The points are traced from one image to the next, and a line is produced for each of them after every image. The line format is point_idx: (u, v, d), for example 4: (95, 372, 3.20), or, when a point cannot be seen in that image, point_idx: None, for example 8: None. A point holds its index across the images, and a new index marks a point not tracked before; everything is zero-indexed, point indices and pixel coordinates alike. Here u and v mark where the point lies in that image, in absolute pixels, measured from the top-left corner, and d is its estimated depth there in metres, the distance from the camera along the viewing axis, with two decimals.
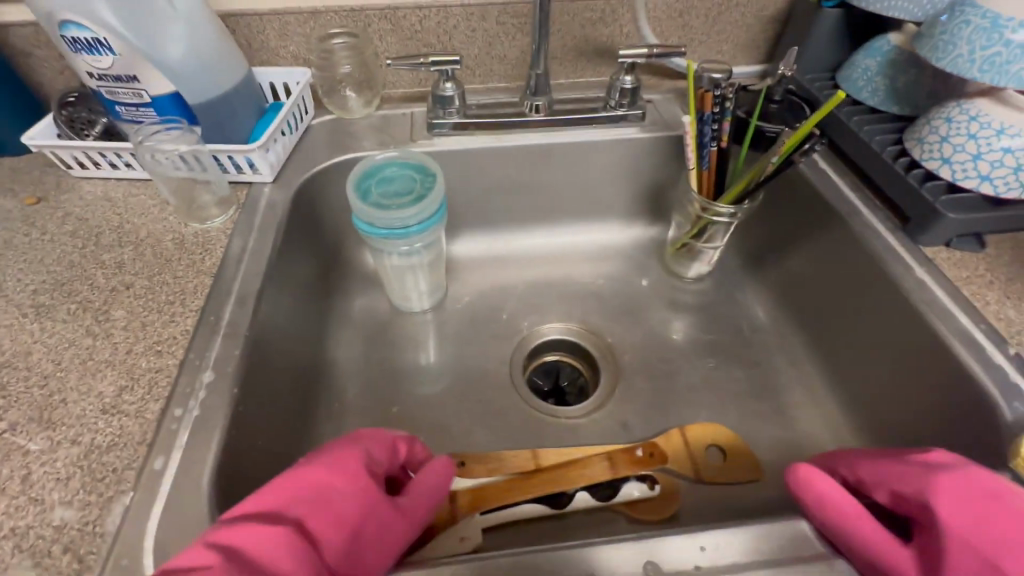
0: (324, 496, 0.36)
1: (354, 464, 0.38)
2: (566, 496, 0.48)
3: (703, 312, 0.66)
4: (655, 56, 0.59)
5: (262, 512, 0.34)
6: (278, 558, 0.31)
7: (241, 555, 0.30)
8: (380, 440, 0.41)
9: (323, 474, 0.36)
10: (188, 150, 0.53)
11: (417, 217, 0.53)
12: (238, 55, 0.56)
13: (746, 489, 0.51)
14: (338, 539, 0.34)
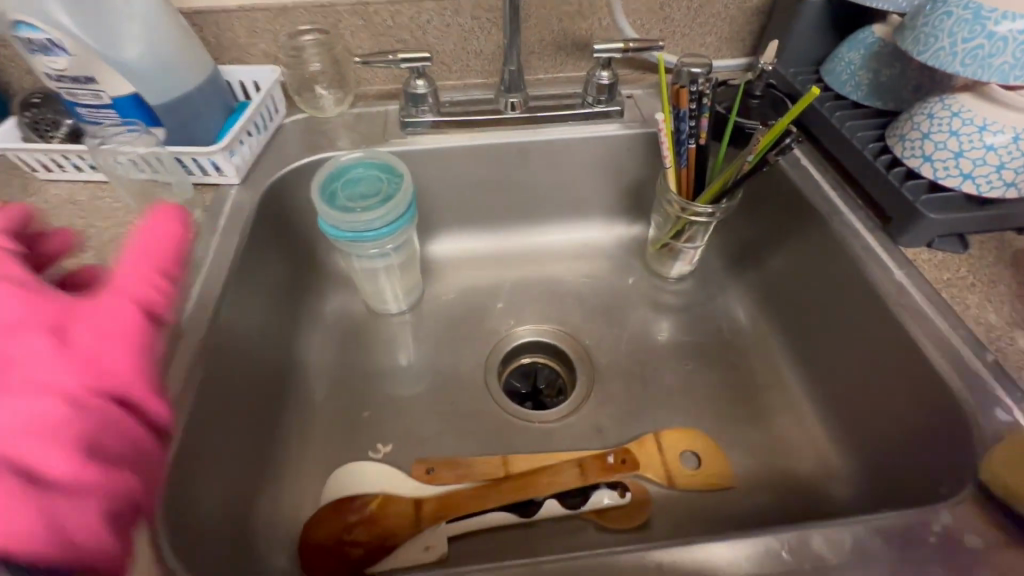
0: None
1: None
2: (535, 505, 0.48)
3: (683, 313, 0.65)
4: (631, 50, 0.57)
5: None
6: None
7: None
8: None
9: None
10: (145, 152, 0.52)
11: (383, 219, 0.51)
12: (203, 53, 0.54)
13: (719, 495, 0.50)
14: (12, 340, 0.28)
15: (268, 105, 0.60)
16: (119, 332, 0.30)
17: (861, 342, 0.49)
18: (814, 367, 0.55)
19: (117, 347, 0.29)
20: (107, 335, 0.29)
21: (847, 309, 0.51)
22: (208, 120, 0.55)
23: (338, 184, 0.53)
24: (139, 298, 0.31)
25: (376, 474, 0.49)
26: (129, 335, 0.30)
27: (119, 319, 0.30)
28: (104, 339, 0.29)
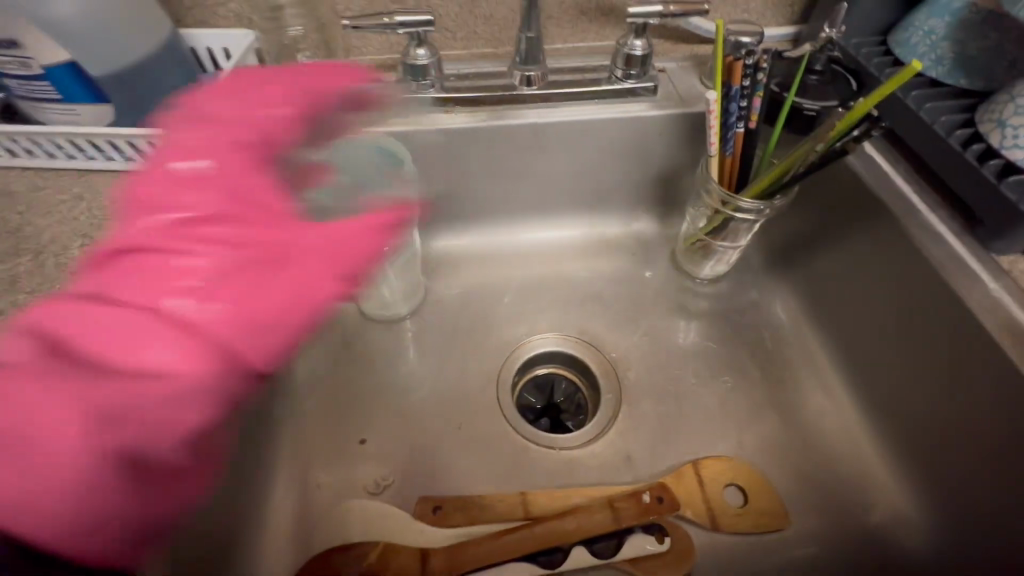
0: (166, 266, 0.27)
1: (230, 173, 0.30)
2: (561, 553, 0.41)
3: (720, 319, 0.57)
4: (672, 14, 0.48)
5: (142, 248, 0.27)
6: (176, 347, 0.25)
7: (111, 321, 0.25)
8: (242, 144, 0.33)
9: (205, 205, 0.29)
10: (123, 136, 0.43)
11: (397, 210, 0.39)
12: (155, 12, 0.45)
13: (772, 539, 0.44)
14: (216, 310, 0.26)
15: None
16: (248, 315, 0.27)
17: (941, 366, 0.42)
18: (876, 388, 0.48)
19: (259, 329, 0.27)
20: (253, 324, 0.27)
21: (923, 326, 0.44)
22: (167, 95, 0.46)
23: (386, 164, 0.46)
24: (338, 289, 0.29)
25: (374, 517, 0.43)
26: (290, 322, 0.28)
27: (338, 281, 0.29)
28: (241, 334, 0.26)
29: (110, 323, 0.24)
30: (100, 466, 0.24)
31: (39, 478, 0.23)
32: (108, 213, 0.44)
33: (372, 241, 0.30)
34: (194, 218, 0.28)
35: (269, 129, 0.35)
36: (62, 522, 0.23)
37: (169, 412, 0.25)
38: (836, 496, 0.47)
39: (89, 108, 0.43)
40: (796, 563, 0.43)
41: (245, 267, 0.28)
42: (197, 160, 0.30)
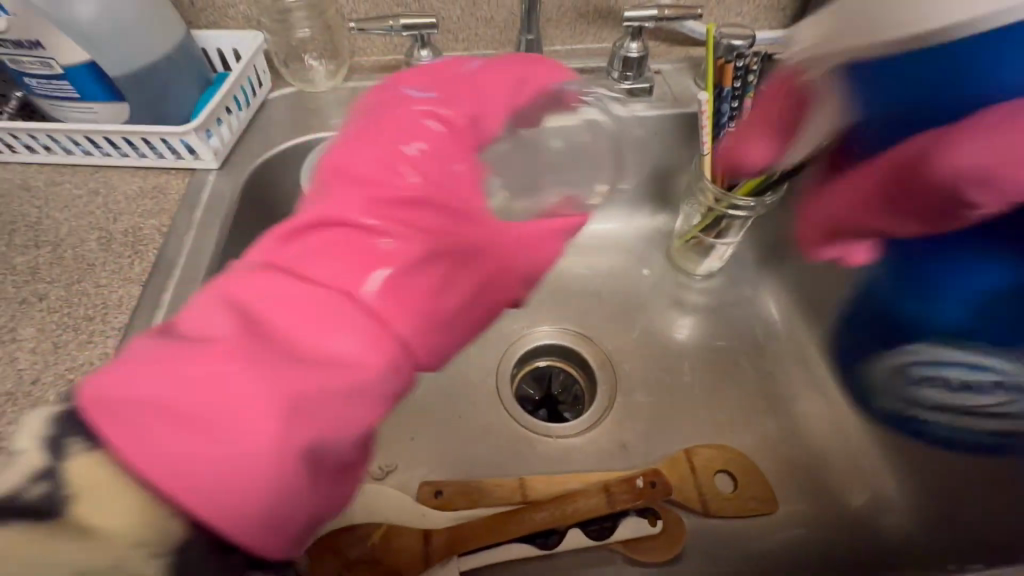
0: (370, 245, 0.27)
1: (433, 156, 0.30)
2: (557, 535, 0.43)
3: (713, 313, 0.59)
4: (666, 18, 0.50)
5: (327, 218, 0.27)
6: (369, 330, 0.25)
7: (319, 300, 0.25)
8: (433, 120, 0.32)
9: (397, 188, 0.29)
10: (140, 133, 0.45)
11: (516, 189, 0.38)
12: (172, 16, 0.47)
13: (760, 523, 0.46)
14: (420, 302, 0.27)
15: (250, 77, 0.53)
16: (431, 308, 0.28)
17: None
18: None
19: (443, 323, 0.28)
20: (436, 317, 0.28)
21: None
22: (181, 95, 0.48)
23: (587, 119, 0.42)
24: (501, 292, 0.32)
25: (379, 499, 0.43)
26: (467, 315, 0.30)
27: (509, 279, 0.32)
28: (425, 328, 0.28)
29: (313, 296, 0.25)
30: (297, 451, 0.22)
31: (248, 457, 0.21)
32: (123, 208, 0.46)
33: (552, 246, 0.34)
34: (374, 201, 0.29)
35: (471, 109, 0.34)
36: (260, 507, 0.21)
37: (367, 399, 0.25)
38: (824, 482, 0.48)
39: (106, 107, 0.45)
40: (782, 546, 0.45)
41: (437, 252, 0.28)
42: (415, 145, 0.30)
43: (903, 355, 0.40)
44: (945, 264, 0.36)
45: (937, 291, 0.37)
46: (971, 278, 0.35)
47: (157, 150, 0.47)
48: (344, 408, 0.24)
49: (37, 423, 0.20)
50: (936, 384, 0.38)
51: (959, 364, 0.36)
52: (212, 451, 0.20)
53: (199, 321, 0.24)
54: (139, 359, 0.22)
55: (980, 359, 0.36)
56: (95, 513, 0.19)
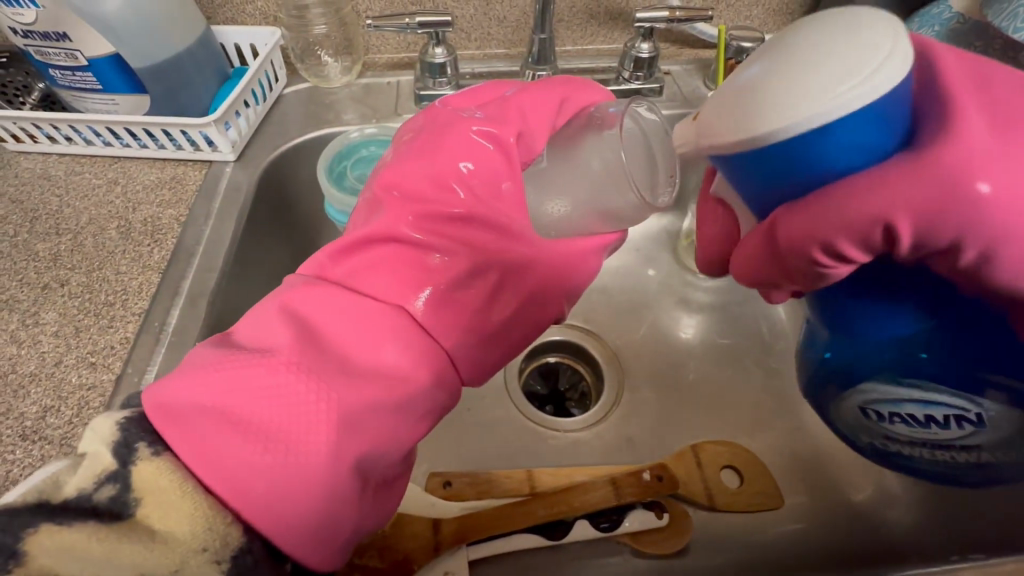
0: (415, 270, 0.30)
1: (480, 182, 0.33)
2: (565, 525, 0.44)
3: (721, 311, 0.59)
4: (677, 20, 0.50)
5: (380, 242, 0.31)
6: (412, 352, 0.28)
7: (365, 322, 0.28)
8: (482, 145, 0.34)
9: (442, 214, 0.31)
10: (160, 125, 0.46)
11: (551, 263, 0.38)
12: (193, 11, 0.48)
13: (765, 519, 0.46)
14: (459, 324, 0.30)
15: (267, 72, 0.54)
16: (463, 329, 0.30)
17: None
18: None
19: (483, 345, 0.31)
20: (471, 336, 0.31)
21: None
22: (199, 87, 0.49)
23: (657, 117, 0.36)
24: (544, 315, 0.34)
25: None
26: (507, 336, 0.33)
27: (551, 301, 0.34)
28: (460, 345, 0.30)
29: (353, 316, 0.28)
30: (335, 459, 0.26)
31: (295, 464, 0.25)
32: (141, 198, 0.46)
33: (581, 264, 0.36)
34: (417, 223, 0.31)
35: (520, 127, 0.36)
36: (311, 507, 0.25)
37: (404, 415, 0.28)
38: (829, 479, 0.49)
39: (127, 98, 0.46)
40: (786, 540, 0.46)
41: (475, 274, 0.31)
42: (459, 166, 0.33)
43: (859, 394, 0.34)
44: (865, 318, 0.31)
45: (857, 335, 0.32)
46: (908, 316, 0.30)
47: (177, 142, 0.48)
48: (380, 420, 0.27)
49: (105, 429, 0.24)
50: (902, 418, 0.34)
51: (911, 400, 0.33)
52: (264, 457, 0.24)
53: (259, 334, 0.28)
54: (208, 367, 0.26)
55: (930, 395, 0.32)
56: (158, 513, 0.23)
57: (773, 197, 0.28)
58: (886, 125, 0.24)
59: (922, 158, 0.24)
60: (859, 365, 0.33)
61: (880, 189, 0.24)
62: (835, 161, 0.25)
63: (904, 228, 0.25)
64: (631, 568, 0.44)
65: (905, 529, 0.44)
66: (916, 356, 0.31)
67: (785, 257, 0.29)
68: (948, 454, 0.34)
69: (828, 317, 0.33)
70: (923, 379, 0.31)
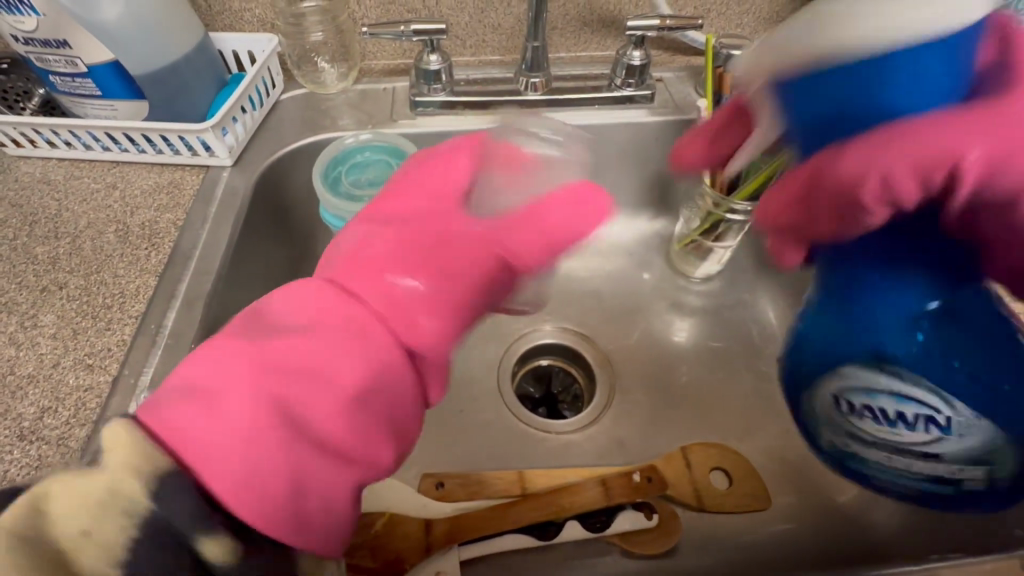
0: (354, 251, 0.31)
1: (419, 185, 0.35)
2: (556, 525, 0.45)
3: (711, 315, 0.60)
4: (668, 28, 0.51)
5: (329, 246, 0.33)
6: (347, 304, 0.28)
7: (302, 292, 0.28)
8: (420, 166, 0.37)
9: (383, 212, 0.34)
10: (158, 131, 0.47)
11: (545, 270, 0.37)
12: (193, 20, 0.49)
13: (754, 520, 0.47)
14: (401, 273, 0.29)
15: (264, 78, 0.54)
16: (445, 279, 0.30)
17: None
18: None
19: (435, 293, 0.29)
20: (416, 280, 0.29)
21: None
22: (197, 94, 0.49)
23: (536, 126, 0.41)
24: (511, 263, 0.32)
25: (382, 488, 0.45)
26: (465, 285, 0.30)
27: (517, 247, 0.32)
28: (404, 290, 0.29)
29: (290, 291, 0.29)
30: (266, 402, 0.24)
31: (223, 410, 0.24)
32: (139, 202, 0.47)
33: (574, 223, 0.32)
34: (358, 224, 0.33)
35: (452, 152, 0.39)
36: (244, 453, 0.23)
37: (345, 361, 0.26)
38: (817, 481, 0.49)
39: (126, 104, 0.47)
40: (774, 541, 0.46)
41: (416, 238, 0.31)
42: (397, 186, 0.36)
43: (839, 378, 0.35)
44: (875, 288, 0.33)
45: (856, 314, 0.34)
46: (905, 292, 0.32)
47: (175, 147, 0.48)
48: (318, 367, 0.26)
49: None
50: (869, 412, 0.34)
51: (888, 392, 0.33)
52: (195, 410, 0.24)
53: None
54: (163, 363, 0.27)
55: (907, 389, 0.33)
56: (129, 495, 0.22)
57: (829, 126, 0.28)
58: (956, 67, 0.25)
59: (980, 108, 0.25)
60: (839, 347, 0.35)
61: (954, 124, 0.24)
62: (904, 94, 0.26)
63: (970, 176, 0.25)
64: (621, 568, 0.44)
65: None
66: (901, 343, 0.33)
67: (825, 198, 0.28)
68: (909, 464, 0.35)
69: (838, 282, 0.34)
70: (904, 368, 0.33)
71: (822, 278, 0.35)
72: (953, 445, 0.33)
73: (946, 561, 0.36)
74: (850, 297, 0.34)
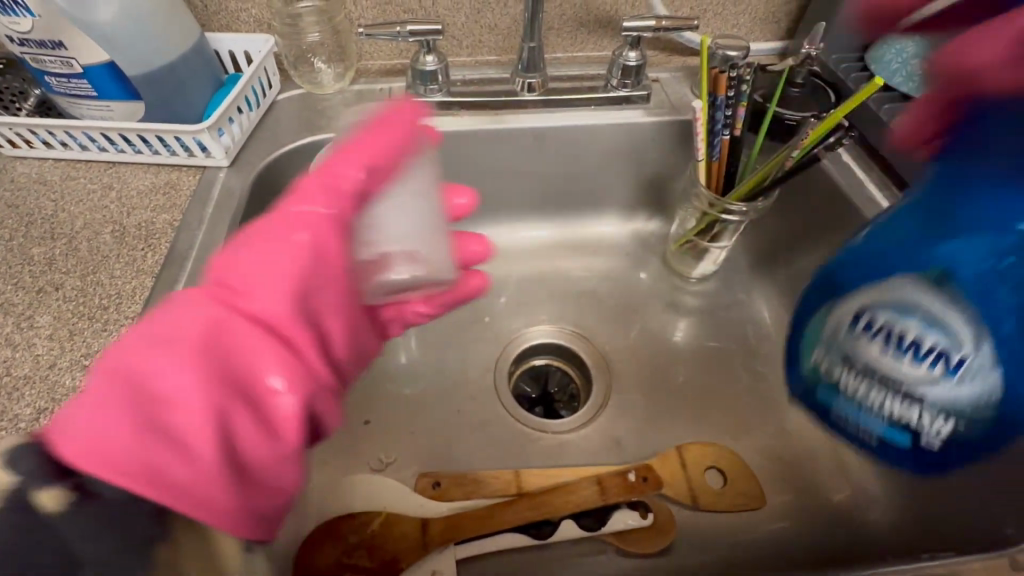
0: None
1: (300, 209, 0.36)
2: (550, 525, 0.45)
3: (707, 314, 0.60)
4: (664, 28, 0.51)
5: None
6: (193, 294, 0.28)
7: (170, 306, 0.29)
8: None
9: None
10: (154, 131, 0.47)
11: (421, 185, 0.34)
12: (189, 20, 0.49)
13: (748, 519, 0.47)
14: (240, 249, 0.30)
15: (261, 78, 0.54)
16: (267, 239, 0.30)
17: None
18: None
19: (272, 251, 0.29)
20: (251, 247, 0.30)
21: None
22: (193, 94, 0.49)
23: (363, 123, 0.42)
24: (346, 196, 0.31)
25: (379, 488, 0.46)
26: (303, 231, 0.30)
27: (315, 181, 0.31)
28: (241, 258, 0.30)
29: None
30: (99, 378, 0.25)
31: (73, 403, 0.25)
32: (136, 202, 0.47)
33: (359, 163, 0.31)
34: None
35: None
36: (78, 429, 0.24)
37: (179, 328, 0.27)
38: (814, 480, 0.50)
39: (122, 104, 0.47)
40: (768, 539, 0.46)
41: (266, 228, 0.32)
42: None
43: (881, 290, 0.32)
44: (999, 194, 0.28)
45: (952, 219, 0.30)
46: (1013, 222, 0.28)
47: (171, 148, 0.48)
48: (151, 339, 0.26)
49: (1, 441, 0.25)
50: (885, 337, 0.32)
51: (923, 313, 0.30)
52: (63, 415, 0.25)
53: None
54: None
55: (945, 317, 0.30)
56: None
57: None
58: None
59: None
60: (896, 259, 0.32)
61: None
62: None
63: None
64: (616, 567, 0.45)
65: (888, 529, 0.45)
66: (969, 272, 0.29)
67: None
68: (889, 403, 0.33)
69: (954, 172, 0.30)
70: (957, 294, 0.30)
71: (932, 174, 0.32)
72: (952, 389, 0.30)
73: (938, 560, 0.35)
74: (959, 194, 0.30)
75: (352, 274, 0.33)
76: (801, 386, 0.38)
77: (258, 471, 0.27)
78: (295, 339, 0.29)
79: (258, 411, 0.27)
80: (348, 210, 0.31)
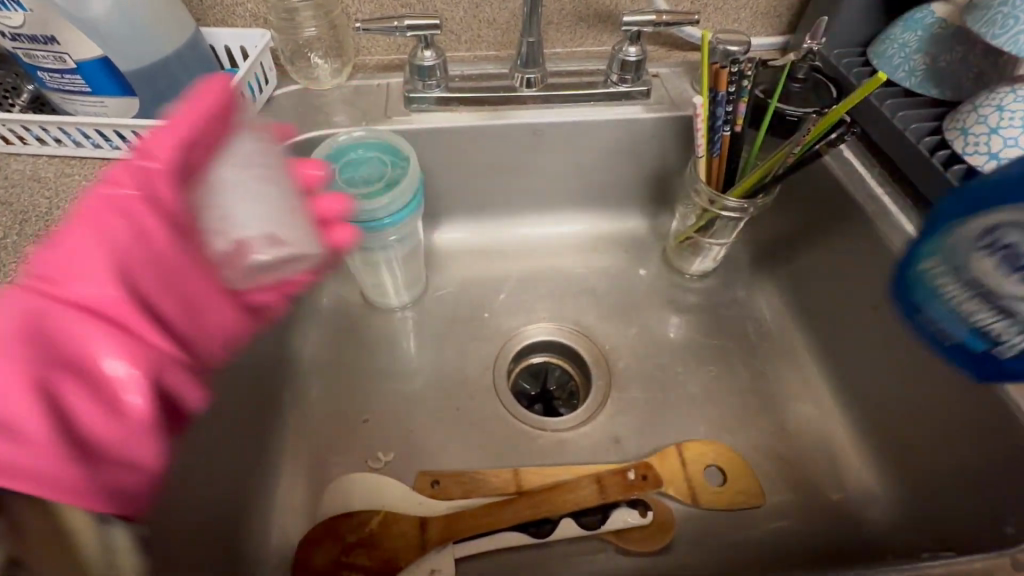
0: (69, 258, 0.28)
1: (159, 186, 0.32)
2: (550, 524, 0.45)
3: (706, 311, 0.60)
4: (664, 23, 0.51)
5: None
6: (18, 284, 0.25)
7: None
8: None
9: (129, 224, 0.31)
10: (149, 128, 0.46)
11: (263, 152, 0.32)
12: (182, 14, 0.48)
13: (747, 517, 0.47)
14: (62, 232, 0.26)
15: (257, 74, 0.54)
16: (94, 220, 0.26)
17: (908, 360, 0.45)
18: (850, 374, 0.52)
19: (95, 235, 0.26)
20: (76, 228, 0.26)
21: (890, 324, 0.47)
22: (187, 89, 0.49)
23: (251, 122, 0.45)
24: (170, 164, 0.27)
25: (378, 487, 0.46)
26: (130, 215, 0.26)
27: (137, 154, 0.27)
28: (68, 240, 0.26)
29: None
30: None
31: None
32: None
33: (193, 129, 0.27)
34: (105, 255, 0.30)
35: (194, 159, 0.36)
36: None
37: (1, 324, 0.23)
38: (813, 478, 0.49)
39: (116, 100, 0.46)
40: (768, 537, 0.46)
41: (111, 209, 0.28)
42: None
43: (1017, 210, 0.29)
44: None
45: None
46: None
47: None
48: None
49: None
50: (1002, 255, 0.31)
51: None
52: None
53: None
54: None
55: None
56: None
57: None
58: None
59: None
60: None
61: None
62: None
63: None
64: (615, 565, 0.45)
65: (887, 527, 0.45)
66: None
67: None
68: (983, 313, 0.34)
69: None
70: None
71: None
72: None
73: (939, 560, 0.34)
74: None
75: (208, 262, 0.29)
76: (897, 284, 0.39)
77: (117, 457, 0.24)
78: (136, 326, 0.26)
79: (95, 399, 0.24)
80: (179, 182, 0.27)
